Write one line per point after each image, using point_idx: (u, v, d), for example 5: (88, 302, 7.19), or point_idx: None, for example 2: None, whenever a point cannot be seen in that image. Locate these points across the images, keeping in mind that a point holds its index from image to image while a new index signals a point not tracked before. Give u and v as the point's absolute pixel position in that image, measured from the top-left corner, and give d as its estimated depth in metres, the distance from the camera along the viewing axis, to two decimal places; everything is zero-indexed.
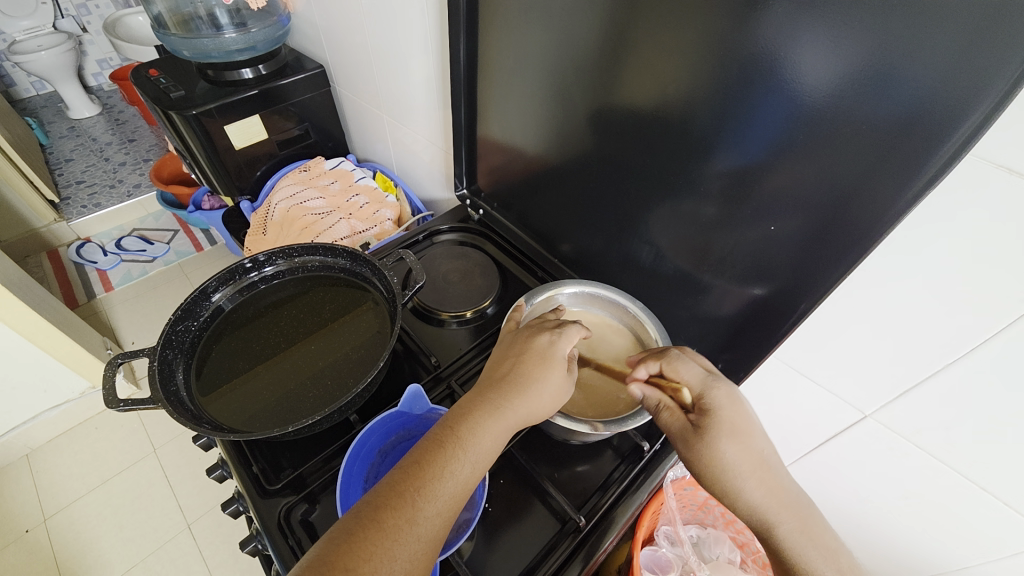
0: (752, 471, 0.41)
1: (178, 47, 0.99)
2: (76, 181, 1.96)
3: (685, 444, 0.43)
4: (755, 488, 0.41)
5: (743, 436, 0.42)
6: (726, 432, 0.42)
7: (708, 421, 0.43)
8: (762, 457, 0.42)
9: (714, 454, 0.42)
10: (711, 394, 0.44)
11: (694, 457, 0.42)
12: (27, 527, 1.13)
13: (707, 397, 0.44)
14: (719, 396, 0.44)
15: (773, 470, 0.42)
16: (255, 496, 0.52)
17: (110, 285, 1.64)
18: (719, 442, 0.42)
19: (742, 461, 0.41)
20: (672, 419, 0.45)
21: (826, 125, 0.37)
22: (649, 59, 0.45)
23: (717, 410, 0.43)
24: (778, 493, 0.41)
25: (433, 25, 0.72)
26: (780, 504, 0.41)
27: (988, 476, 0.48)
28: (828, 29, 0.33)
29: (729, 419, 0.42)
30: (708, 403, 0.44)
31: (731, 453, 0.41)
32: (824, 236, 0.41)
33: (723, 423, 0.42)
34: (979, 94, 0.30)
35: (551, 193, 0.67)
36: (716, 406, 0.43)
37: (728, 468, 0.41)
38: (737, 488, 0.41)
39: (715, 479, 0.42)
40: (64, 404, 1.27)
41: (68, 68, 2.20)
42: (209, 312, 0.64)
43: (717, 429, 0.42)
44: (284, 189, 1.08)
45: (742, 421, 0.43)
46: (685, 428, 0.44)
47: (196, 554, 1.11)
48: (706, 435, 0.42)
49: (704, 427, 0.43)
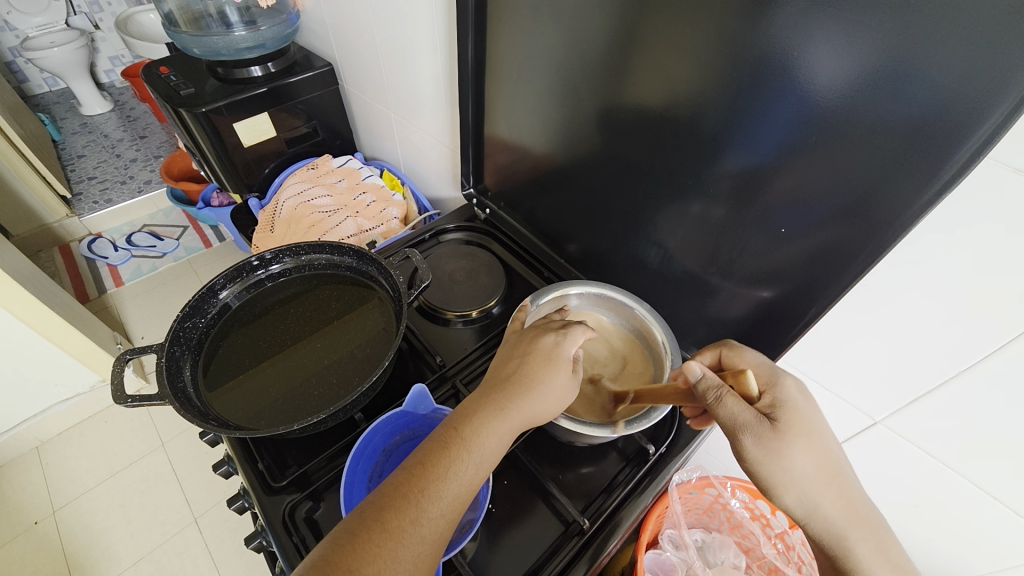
0: (825, 478, 0.40)
1: (187, 46, 1.00)
2: (88, 176, 1.99)
3: (759, 438, 0.39)
4: (831, 499, 0.41)
5: (818, 436, 0.40)
6: (801, 428, 0.40)
7: (781, 415, 0.41)
8: (831, 457, 0.41)
9: (789, 452, 0.39)
10: (781, 386, 0.43)
11: (765, 454, 0.39)
12: (36, 518, 1.15)
13: (778, 390, 0.42)
14: (789, 388, 0.42)
15: (844, 477, 0.41)
16: (260, 493, 0.52)
17: (120, 280, 1.66)
18: (793, 442, 0.40)
19: (812, 467, 0.40)
20: (740, 405, 0.40)
21: (839, 127, 0.36)
22: (658, 58, 0.44)
23: (790, 404, 0.41)
24: (851, 504, 0.41)
25: (441, 24, 0.71)
26: (851, 516, 0.41)
27: (1000, 485, 0.48)
28: (841, 28, 0.33)
29: (803, 415, 0.40)
30: (780, 396, 0.42)
31: (802, 454, 0.39)
32: (836, 239, 0.41)
33: (798, 420, 0.40)
34: (995, 98, 0.29)
35: (558, 193, 0.67)
36: (786, 401, 0.41)
37: (799, 476, 0.40)
38: (809, 500, 0.41)
39: (785, 488, 0.40)
40: (74, 397, 1.28)
41: (81, 64, 2.22)
42: (216, 309, 0.65)
43: (791, 424, 0.40)
44: (291, 186, 1.09)
45: (814, 420, 0.41)
46: (759, 420, 0.40)
47: (202, 547, 1.12)
48: (783, 431, 0.40)
49: (779, 421, 0.40)
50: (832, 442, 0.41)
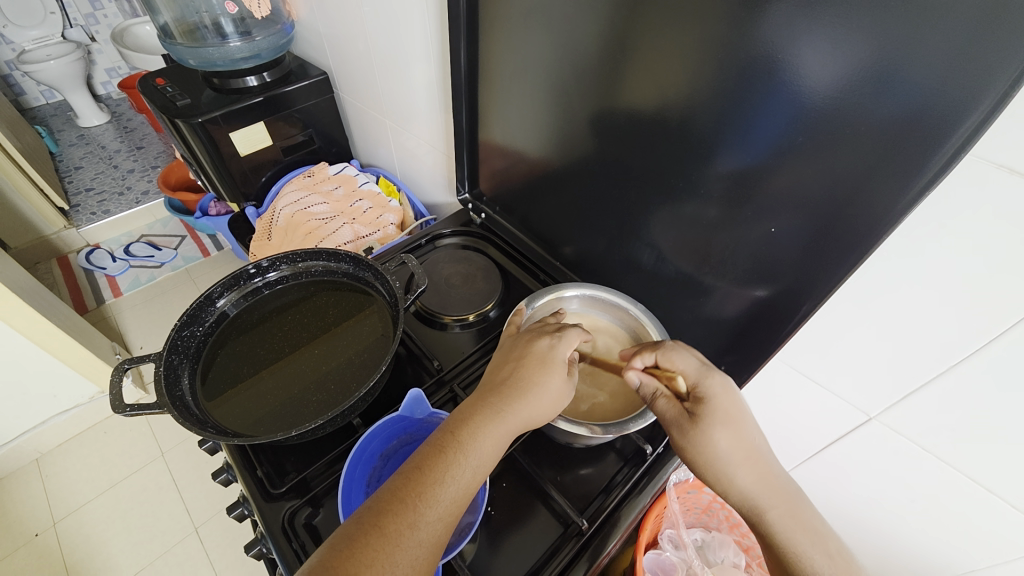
0: (743, 459, 0.41)
1: (183, 57, 1.02)
2: (86, 188, 1.99)
3: (680, 430, 0.43)
4: (745, 474, 0.41)
5: (734, 424, 0.42)
6: (720, 418, 0.42)
7: (701, 410, 0.43)
8: (753, 443, 0.42)
9: (709, 442, 0.42)
10: (706, 382, 0.44)
11: (690, 445, 0.43)
12: (37, 530, 1.14)
13: (702, 386, 0.44)
14: (712, 384, 0.44)
15: (763, 458, 0.42)
16: (259, 500, 0.52)
17: (119, 290, 1.66)
18: (710, 432, 0.42)
19: (734, 452, 0.41)
20: (670, 404, 0.45)
21: (828, 126, 0.37)
22: (649, 62, 0.45)
23: (712, 398, 0.43)
24: (766, 479, 0.42)
25: (434, 31, 0.72)
26: (768, 488, 0.41)
27: (993, 478, 0.48)
28: (828, 30, 0.33)
29: (723, 407, 0.42)
30: (704, 392, 0.44)
31: (725, 443, 0.42)
32: (827, 237, 0.41)
33: (716, 412, 0.42)
34: (978, 95, 0.30)
35: (553, 196, 0.67)
36: (711, 395, 0.43)
37: (720, 459, 0.42)
38: (726, 479, 0.42)
39: (706, 470, 0.43)
40: (73, 408, 1.28)
41: (77, 76, 2.24)
42: (214, 317, 0.65)
43: (710, 417, 0.42)
44: (288, 195, 1.10)
45: (736, 411, 0.43)
46: (680, 415, 0.44)
47: (203, 557, 1.11)
48: (701, 426, 0.42)
49: (699, 416, 0.43)
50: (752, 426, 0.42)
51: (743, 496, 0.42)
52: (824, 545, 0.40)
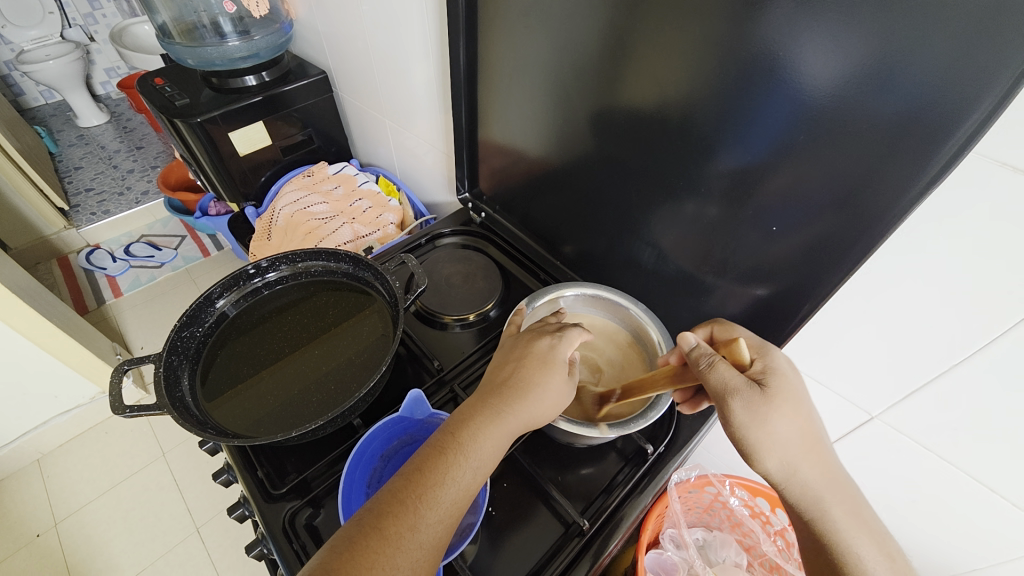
0: (806, 445, 0.41)
1: (182, 57, 1.02)
2: (86, 188, 1.99)
3: (750, 400, 0.39)
4: (808, 466, 0.41)
5: (800, 405, 0.41)
6: (788, 396, 0.40)
7: (771, 381, 0.41)
8: (812, 427, 0.41)
9: (776, 418, 0.39)
10: (770, 358, 0.43)
11: (752, 420, 0.39)
12: (38, 531, 1.15)
13: (769, 360, 0.42)
14: (778, 360, 0.42)
15: (822, 446, 0.42)
16: (260, 500, 0.52)
17: (119, 290, 1.66)
18: (780, 406, 0.39)
19: (797, 434, 0.40)
20: (731, 372, 0.40)
21: (829, 125, 0.36)
22: (649, 61, 0.45)
23: (780, 372, 0.41)
24: (827, 472, 0.42)
25: (433, 30, 0.72)
26: (830, 482, 0.42)
27: (995, 477, 0.48)
28: (828, 28, 0.33)
29: (793, 382, 0.41)
30: (770, 364, 0.42)
31: (789, 421, 0.40)
32: (827, 236, 0.41)
33: (788, 387, 0.40)
34: (981, 91, 0.29)
35: (553, 196, 0.67)
36: (777, 370, 0.41)
37: (784, 438, 0.40)
38: (789, 464, 0.41)
39: (767, 452, 0.40)
40: (74, 409, 1.28)
41: (77, 76, 2.23)
42: (214, 318, 0.65)
43: (781, 392, 0.40)
44: (287, 194, 1.09)
45: (801, 390, 0.41)
46: (749, 385, 0.40)
47: (205, 557, 1.12)
48: (773, 397, 0.40)
49: (769, 388, 0.40)
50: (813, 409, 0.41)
51: (803, 490, 0.42)
52: (883, 546, 0.42)
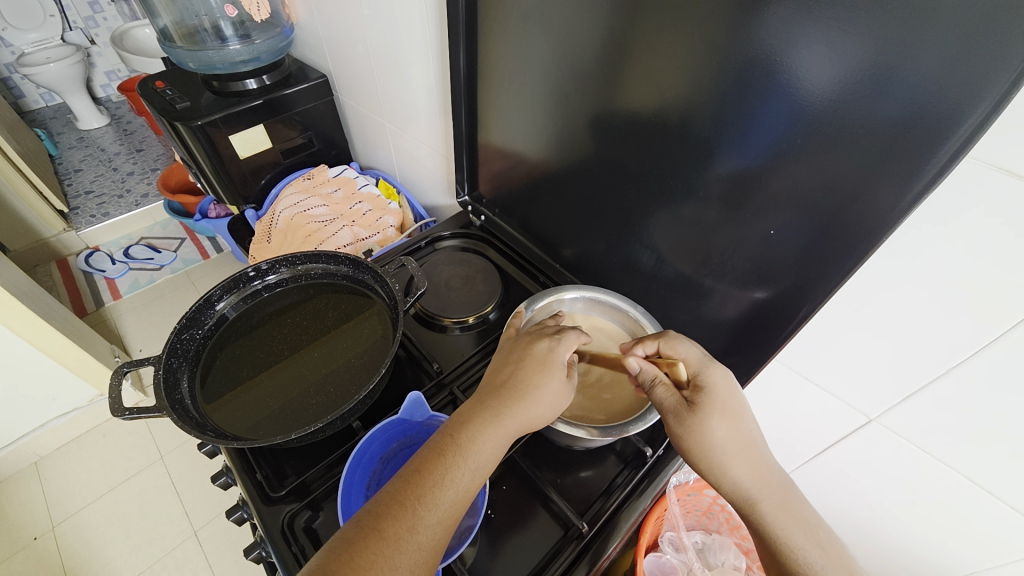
0: (739, 451, 0.42)
1: (183, 60, 1.02)
2: (85, 191, 1.99)
3: (678, 417, 0.43)
4: (738, 468, 0.42)
5: (733, 415, 0.43)
6: (718, 408, 0.43)
7: (702, 396, 0.44)
8: (747, 433, 0.43)
9: (705, 429, 0.42)
10: (707, 373, 0.45)
11: (684, 433, 0.43)
12: (35, 534, 1.14)
13: (703, 375, 0.45)
14: (713, 374, 0.45)
15: (759, 452, 0.43)
16: (259, 503, 0.52)
17: (118, 293, 1.66)
18: (709, 418, 0.43)
19: (730, 441, 0.42)
20: (669, 393, 0.45)
21: (827, 127, 0.37)
22: (648, 65, 0.45)
23: (712, 387, 0.44)
24: (761, 472, 0.43)
25: (433, 34, 0.72)
26: (761, 481, 0.42)
27: (992, 479, 0.48)
28: (826, 31, 0.33)
29: (724, 395, 0.44)
30: (705, 379, 0.45)
31: (721, 431, 0.42)
32: (827, 238, 0.41)
33: (716, 401, 0.43)
34: (976, 96, 0.30)
35: (552, 199, 0.67)
36: (711, 384, 0.44)
37: (715, 447, 0.42)
38: (719, 469, 0.43)
39: (701, 459, 0.43)
40: (72, 412, 1.28)
41: (77, 79, 2.24)
42: (213, 320, 0.65)
43: (710, 406, 0.43)
44: (287, 197, 1.10)
45: (734, 402, 0.44)
46: (679, 403, 0.44)
47: (203, 560, 1.11)
48: (699, 411, 0.43)
49: (698, 403, 0.44)
50: (748, 420, 0.44)
51: (738, 491, 0.43)
52: (814, 535, 0.41)
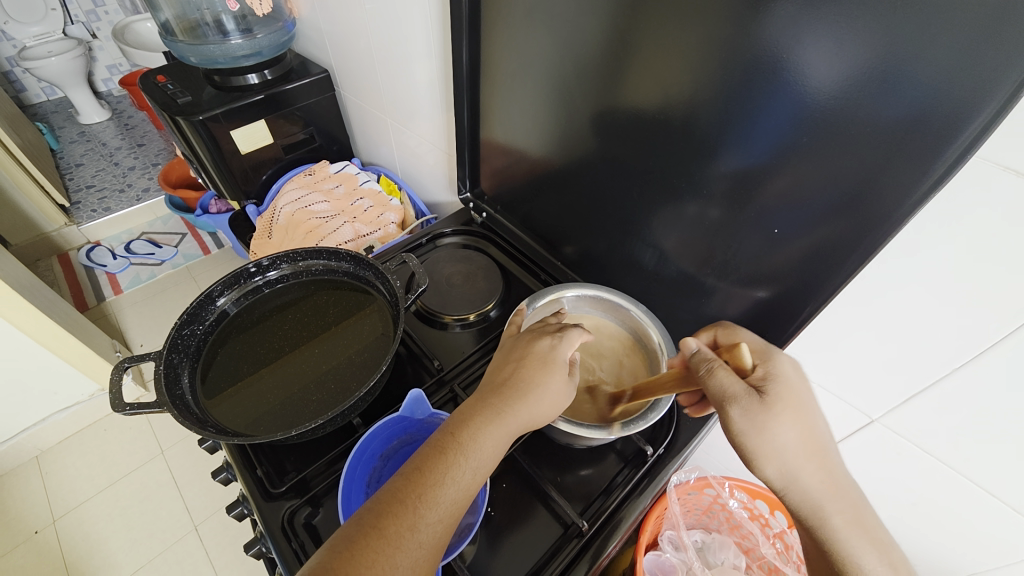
0: (808, 452, 0.41)
1: (184, 55, 1.02)
2: (87, 185, 1.99)
3: (747, 408, 0.39)
4: (809, 474, 0.41)
5: (805, 412, 0.41)
6: (789, 403, 0.40)
7: (772, 388, 0.41)
8: (817, 433, 0.41)
9: (776, 426, 0.40)
10: (774, 363, 0.43)
11: (753, 428, 0.40)
12: (36, 528, 1.14)
13: (772, 366, 0.42)
14: (781, 365, 0.42)
15: (826, 452, 0.42)
16: (259, 499, 0.52)
17: (119, 288, 1.66)
18: (781, 414, 0.40)
19: (800, 442, 0.41)
20: (731, 379, 0.41)
21: (831, 127, 0.36)
22: (652, 62, 0.45)
23: (781, 379, 0.41)
24: (831, 479, 0.42)
25: (436, 30, 0.72)
26: (831, 489, 0.41)
27: (995, 481, 0.48)
28: (832, 29, 0.33)
29: (795, 390, 0.41)
30: (773, 370, 0.42)
31: (791, 429, 0.40)
32: (830, 238, 0.41)
33: (786, 395, 0.41)
34: (983, 96, 0.29)
35: (555, 196, 0.67)
36: (779, 377, 0.42)
37: (783, 447, 0.40)
38: (789, 472, 0.41)
39: (767, 460, 0.41)
40: (73, 406, 1.28)
41: (78, 73, 2.23)
42: (214, 316, 0.65)
43: (781, 399, 0.40)
44: (289, 193, 1.09)
45: (804, 397, 0.41)
46: (748, 392, 0.40)
47: (203, 555, 1.12)
48: (773, 405, 0.40)
49: (769, 395, 0.40)
50: (818, 418, 0.41)
51: (804, 496, 0.41)
52: (886, 553, 0.42)
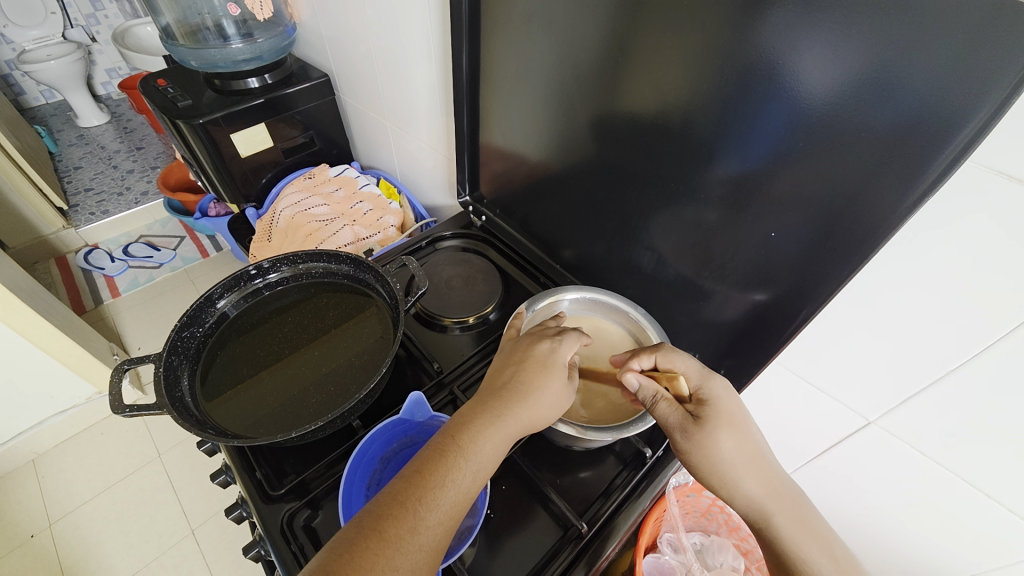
0: (748, 463, 0.43)
1: (185, 58, 1.02)
2: (85, 188, 1.99)
3: (686, 434, 0.43)
4: (750, 483, 0.43)
5: (739, 428, 0.43)
6: (723, 421, 0.43)
7: (706, 411, 0.44)
8: (753, 445, 0.43)
9: (715, 444, 0.42)
10: (708, 386, 0.45)
11: (692, 449, 0.43)
12: (33, 531, 1.14)
13: (704, 389, 0.45)
14: (715, 387, 0.45)
15: (766, 463, 0.44)
16: (258, 502, 0.52)
17: (117, 290, 1.66)
18: (716, 432, 0.43)
19: (737, 454, 0.43)
20: (672, 408, 0.45)
21: (828, 132, 0.37)
22: (650, 67, 0.45)
23: (715, 400, 0.44)
24: (773, 484, 0.43)
25: (436, 34, 0.73)
26: (772, 493, 0.43)
27: (988, 481, 0.48)
28: (827, 35, 0.34)
29: (728, 408, 0.44)
30: (706, 394, 0.45)
31: (728, 444, 0.43)
32: (828, 241, 0.41)
33: (721, 415, 0.44)
34: (977, 100, 0.30)
35: (553, 200, 0.68)
36: (713, 397, 0.45)
37: (725, 462, 0.42)
38: (732, 485, 0.43)
39: (711, 474, 0.43)
40: (70, 409, 1.28)
41: (77, 77, 2.23)
42: (214, 318, 0.65)
43: (716, 420, 0.43)
44: (288, 196, 1.10)
45: (737, 413, 0.44)
46: (684, 419, 0.44)
47: (200, 559, 1.11)
48: (708, 425, 0.43)
49: (704, 417, 0.44)
50: (752, 430, 0.44)
51: (749, 503, 0.43)
52: (829, 550, 0.42)
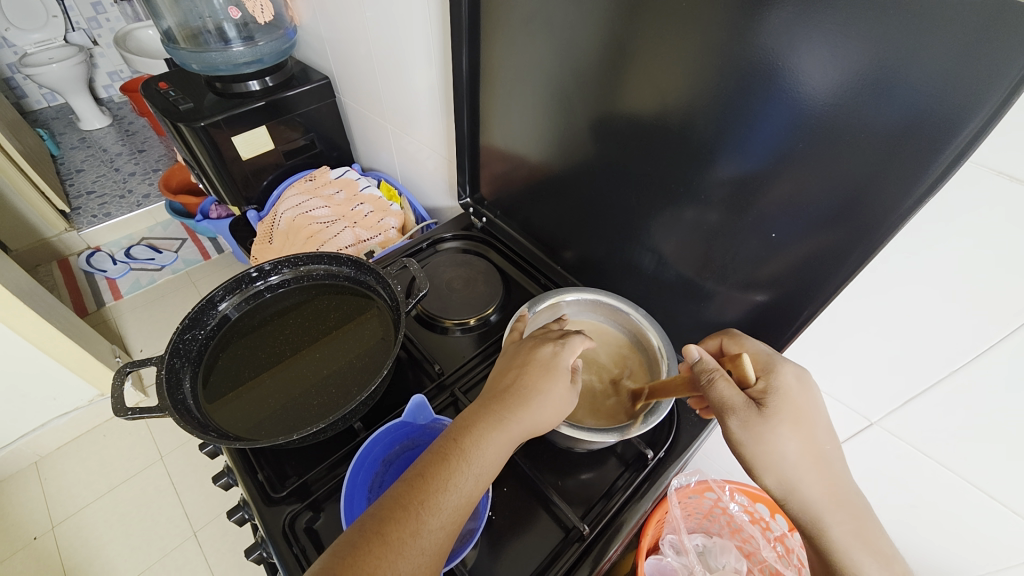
0: (808, 463, 0.42)
1: (187, 62, 1.03)
2: (87, 191, 2.00)
3: (745, 420, 0.41)
4: (810, 482, 0.42)
5: (805, 424, 0.42)
6: (789, 415, 0.41)
7: (771, 400, 0.42)
8: (817, 444, 0.42)
9: (776, 436, 0.41)
10: (778, 373, 0.44)
11: (751, 438, 0.41)
12: (35, 534, 1.14)
13: (773, 375, 0.43)
14: (784, 376, 0.43)
15: (830, 462, 0.43)
16: (260, 504, 0.52)
17: (119, 293, 1.66)
18: (784, 425, 0.41)
19: (800, 452, 0.42)
20: (731, 390, 0.42)
21: (828, 132, 0.37)
22: (650, 69, 0.45)
23: (783, 391, 0.42)
24: (833, 488, 0.42)
25: (436, 36, 0.73)
26: (832, 499, 0.42)
27: (992, 481, 0.48)
28: (828, 36, 0.34)
29: (797, 401, 0.42)
30: (774, 382, 0.43)
31: (790, 440, 0.41)
32: (830, 241, 0.41)
33: (788, 406, 0.42)
34: (978, 100, 0.30)
35: (554, 201, 0.68)
36: (781, 387, 0.43)
37: (785, 458, 0.41)
38: (789, 481, 0.42)
39: (767, 469, 0.42)
40: (72, 411, 1.28)
41: (79, 80, 2.24)
42: (216, 320, 0.65)
43: (781, 411, 0.41)
44: (289, 198, 1.10)
45: (805, 407, 0.42)
46: (747, 404, 0.41)
47: (202, 561, 1.11)
48: (772, 416, 0.41)
49: (768, 407, 0.42)
50: (820, 429, 0.42)
51: (805, 506, 0.42)
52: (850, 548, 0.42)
